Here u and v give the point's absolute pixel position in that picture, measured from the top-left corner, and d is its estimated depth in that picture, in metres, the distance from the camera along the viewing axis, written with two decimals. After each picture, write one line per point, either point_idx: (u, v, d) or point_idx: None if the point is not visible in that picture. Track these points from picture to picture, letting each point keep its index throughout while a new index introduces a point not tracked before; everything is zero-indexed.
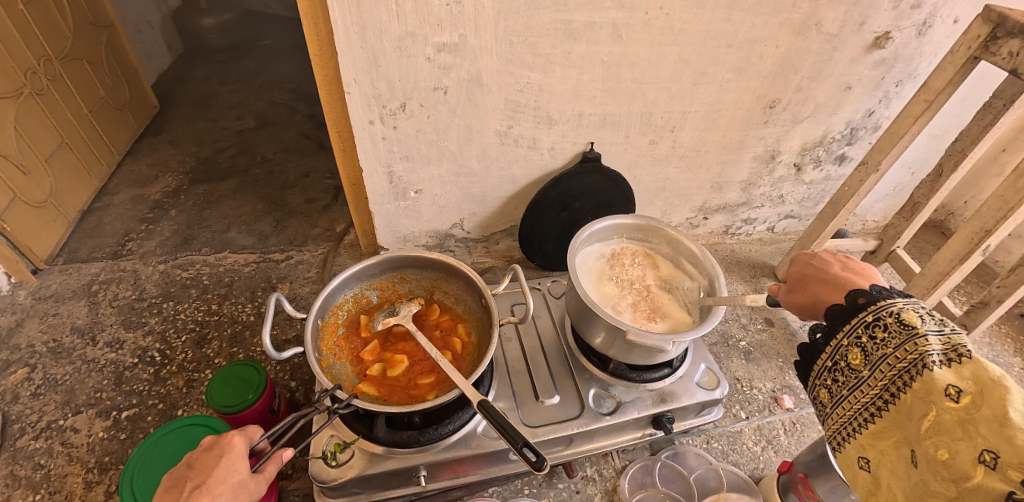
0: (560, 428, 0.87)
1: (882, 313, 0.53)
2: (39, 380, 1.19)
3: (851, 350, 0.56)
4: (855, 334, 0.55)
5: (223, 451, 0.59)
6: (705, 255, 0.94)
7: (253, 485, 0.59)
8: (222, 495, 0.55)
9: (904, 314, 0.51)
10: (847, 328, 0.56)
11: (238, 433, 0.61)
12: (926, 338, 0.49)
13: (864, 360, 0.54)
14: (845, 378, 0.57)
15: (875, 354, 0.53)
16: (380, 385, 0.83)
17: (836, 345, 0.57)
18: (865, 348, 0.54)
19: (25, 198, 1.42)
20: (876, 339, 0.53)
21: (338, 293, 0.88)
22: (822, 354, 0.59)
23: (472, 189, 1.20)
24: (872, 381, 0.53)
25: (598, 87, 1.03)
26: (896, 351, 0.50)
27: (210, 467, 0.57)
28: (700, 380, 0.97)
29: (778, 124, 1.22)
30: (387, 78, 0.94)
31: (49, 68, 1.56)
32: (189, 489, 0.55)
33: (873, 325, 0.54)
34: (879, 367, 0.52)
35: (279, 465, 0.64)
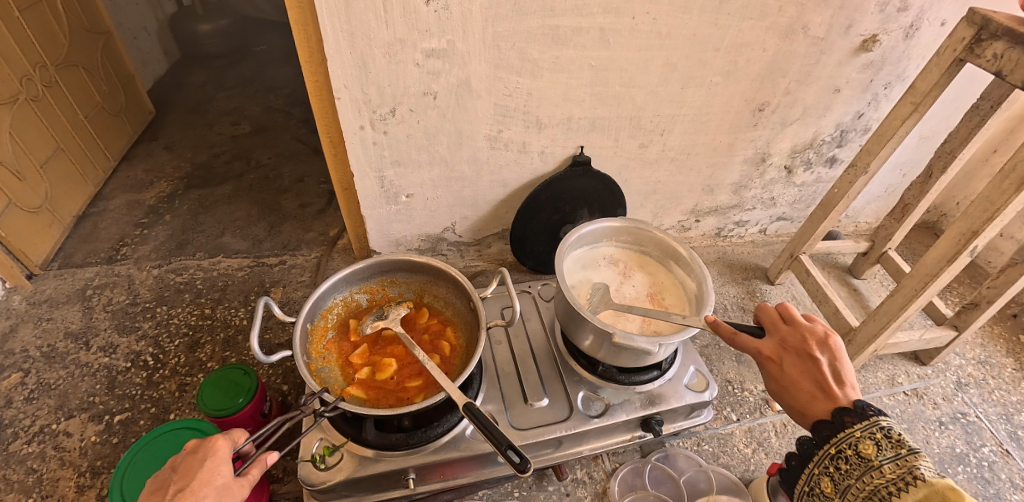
0: (549, 430, 0.88)
1: (844, 443, 0.58)
2: (33, 384, 1.20)
3: (821, 478, 0.60)
4: (824, 466, 0.60)
5: (207, 453, 0.60)
6: (693, 258, 0.94)
7: (236, 488, 0.59)
8: (205, 497, 0.55)
9: (862, 442, 0.56)
10: (818, 458, 0.61)
11: (223, 437, 0.62)
12: (886, 462, 0.53)
13: (835, 488, 0.58)
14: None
15: (844, 483, 0.57)
16: (368, 388, 0.83)
17: (809, 472, 0.62)
18: (835, 476, 0.58)
19: (21, 203, 1.43)
20: (841, 469, 0.57)
21: (328, 296, 0.88)
22: (799, 479, 0.63)
23: (464, 193, 1.21)
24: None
25: (586, 91, 1.04)
26: (858, 480, 0.55)
27: (194, 469, 0.58)
28: (689, 383, 0.97)
29: (767, 127, 1.23)
30: (377, 83, 0.95)
31: (45, 74, 1.57)
32: (172, 491, 0.55)
33: (836, 457, 0.58)
34: (849, 494, 0.56)
35: (264, 469, 0.64)
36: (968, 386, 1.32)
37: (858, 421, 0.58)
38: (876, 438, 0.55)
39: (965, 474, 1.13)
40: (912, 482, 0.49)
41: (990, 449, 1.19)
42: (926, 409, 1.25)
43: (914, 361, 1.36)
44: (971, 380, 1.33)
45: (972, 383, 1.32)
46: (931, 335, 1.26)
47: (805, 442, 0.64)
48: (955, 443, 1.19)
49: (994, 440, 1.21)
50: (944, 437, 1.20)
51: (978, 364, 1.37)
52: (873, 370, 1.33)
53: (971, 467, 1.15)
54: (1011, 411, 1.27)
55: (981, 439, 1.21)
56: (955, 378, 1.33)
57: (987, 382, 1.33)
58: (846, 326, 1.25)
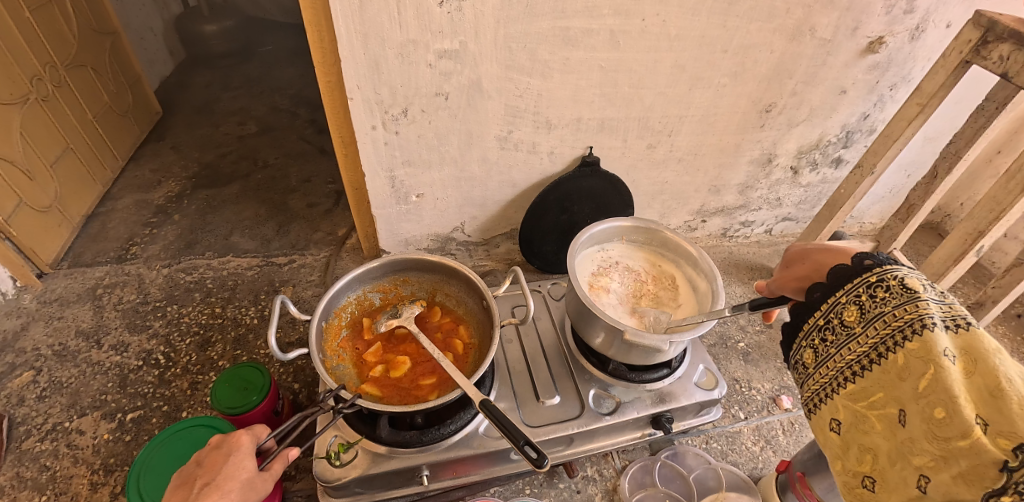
0: (561, 428, 0.88)
1: (886, 274, 0.51)
2: (44, 383, 1.21)
3: (847, 306, 0.54)
4: (852, 295, 0.53)
5: (231, 448, 0.61)
6: (703, 259, 0.95)
7: (260, 483, 0.60)
8: (231, 491, 0.56)
9: (908, 278, 0.50)
10: (846, 288, 0.54)
11: (245, 433, 0.63)
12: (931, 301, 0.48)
13: (858, 316, 0.53)
14: (836, 335, 0.55)
15: (872, 311, 0.51)
16: (382, 386, 0.84)
17: (832, 301, 0.56)
18: (863, 304, 0.52)
19: (31, 203, 1.44)
20: (875, 297, 0.51)
21: (342, 295, 0.89)
22: (816, 309, 0.57)
23: (473, 193, 1.22)
24: (865, 338, 0.52)
25: (596, 92, 1.05)
26: (895, 309, 0.49)
27: (220, 464, 0.59)
28: (698, 381, 0.98)
29: (774, 127, 1.24)
30: (389, 84, 0.96)
31: (54, 74, 1.58)
32: (199, 486, 0.56)
33: (875, 286, 0.51)
34: (875, 324, 0.51)
35: (285, 464, 0.65)
36: None
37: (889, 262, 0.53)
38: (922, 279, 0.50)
39: None
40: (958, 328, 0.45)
41: None
42: None
43: None
44: None
45: None
46: None
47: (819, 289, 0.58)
48: None
49: None
50: None
51: None
52: None
53: None
54: None
55: None
56: None
57: None
58: None
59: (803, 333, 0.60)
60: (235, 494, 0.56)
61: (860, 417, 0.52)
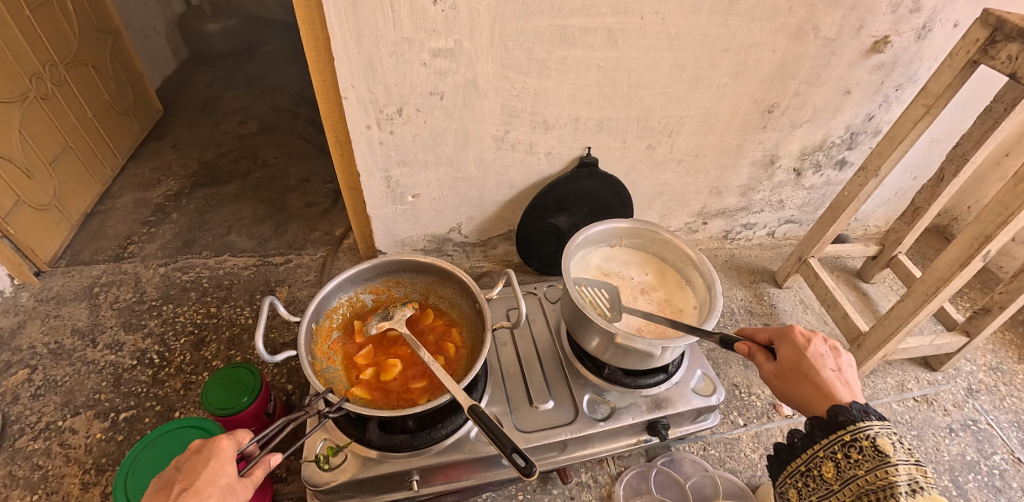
0: (554, 433, 0.87)
1: (863, 432, 0.57)
2: (39, 381, 1.21)
3: (827, 461, 0.60)
4: (833, 449, 0.60)
5: (211, 454, 0.59)
6: (702, 260, 0.92)
7: (240, 489, 0.59)
8: (210, 497, 0.55)
9: (880, 438, 0.56)
10: (827, 442, 0.60)
11: (227, 437, 0.61)
12: (901, 462, 0.54)
13: (837, 472, 0.59)
14: (818, 485, 0.61)
15: (850, 471, 0.57)
16: (372, 389, 0.83)
17: (812, 453, 0.62)
18: (841, 462, 0.58)
19: (29, 201, 1.44)
20: (851, 457, 0.57)
21: (333, 296, 0.88)
22: (799, 456, 0.64)
23: (470, 193, 1.20)
24: (842, 494, 0.57)
25: (594, 91, 1.03)
26: (869, 472, 0.55)
27: (199, 469, 0.57)
28: (696, 386, 0.96)
29: (777, 128, 1.21)
30: (384, 83, 0.95)
31: (54, 72, 1.58)
32: (177, 491, 0.55)
33: (850, 445, 0.58)
34: (851, 484, 0.57)
35: (268, 469, 0.64)
36: (978, 392, 1.30)
37: (873, 416, 0.58)
38: (891, 439, 0.56)
39: (976, 482, 1.12)
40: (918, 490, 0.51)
41: (1001, 457, 1.17)
42: (935, 415, 1.24)
43: (924, 367, 1.35)
44: (982, 387, 1.32)
45: (983, 390, 1.31)
46: (942, 340, 1.25)
47: (816, 426, 0.63)
48: (966, 450, 1.18)
49: (1005, 448, 1.19)
50: (954, 444, 1.18)
51: (989, 370, 1.36)
52: (882, 375, 1.31)
53: (982, 475, 1.13)
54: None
55: (992, 446, 1.19)
56: (966, 385, 1.31)
57: (998, 389, 1.31)
58: (855, 331, 1.23)
59: (797, 469, 0.65)
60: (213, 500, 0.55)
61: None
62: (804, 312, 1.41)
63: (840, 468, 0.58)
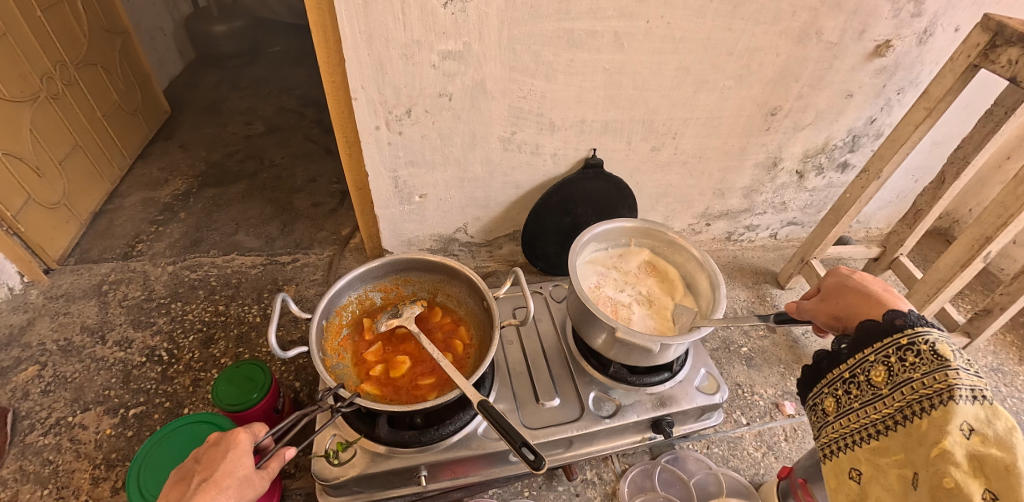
0: (560, 430, 0.88)
1: (919, 337, 0.53)
2: (49, 377, 1.23)
3: (876, 366, 0.56)
4: (883, 353, 0.56)
5: (229, 446, 0.61)
6: (706, 261, 0.93)
7: (257, 481, 0.60)
8: (229, 487, 0.56)
9: (940, 344, 0.52)
10: (876, 345, 0.57)
11: (243, 430, 0.62)
12: (963, 368, 0.50)
13: (887, 377, 0.55)
14: (864, 392, 0.57)
15: (901, 375, 0.53)
16: (381, 385, 0.84)
17: (862, 358, 0.58)
18: (892, 366, 0.54)
19: (39, 199, 1.46)
20: (905, 361, 0.53)
21: (342, 294, 0.89)
22: (845, 366, 0.60)
23: (476, 193, 1.22)
24: (889, 400, 0.54)
25: (600, 94, 1.05)
26: (925, 376, 0.51)
27: (218, 460, 0.59)
28: (700, 385, 0.97)
29: (779, 131, 1.23)
30: (394, 84, 0.96)
31: (64, 72, 1.60)
32: (197, 481, 0.56)
33: (902, 348, 0.54)
34: (901, 389, 0.53)
35: (282, 463, 0.65)
36: None
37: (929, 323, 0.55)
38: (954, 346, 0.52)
39: None
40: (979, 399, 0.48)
41: None
42: None
43: None
44: None
45: None
46: None
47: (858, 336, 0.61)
48: None
49: None
50: None
51: (990, 371, 1.37)
52: None
53: None
54: None
55: None
56: None
57: (999, 390, 1.32)
58: None
59: (834, 382, 0.62)
60: (232, 491, 0.56)
61: (878, 474, 0.54)
62: None
63: (892, 370, 0.54)
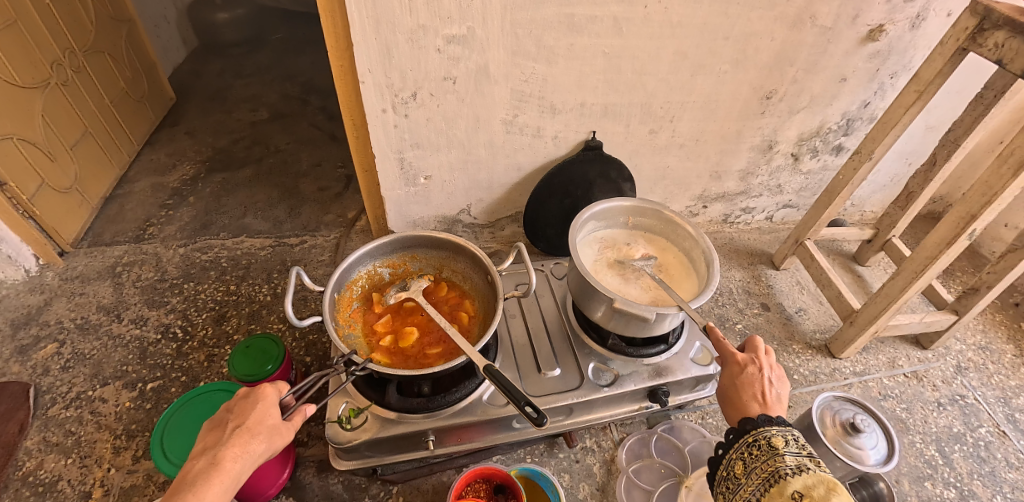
0: (561, 398, 0.92)
1: (760, 434, 0.64)
2: (68, 354, 1.28)
3: (736, 462, 0.66)
4: (739, 452, 0.66)
5: (258, 398, 0.65)
6: (701, 237, 0.97)
7: (284, 431, 0.64)
8: (260, 435, 0.61)
9: (774, 437, 0.63)
10: (736, 444, 0.67)
11: (271, 385, 0.67)
12: (790, 452, 0.60)
13: (744, 469, 0.64)
14: (732, 486, 0.65)
15: (751, 465, 0.63)
16: (391, 354, 0.88)
17: (728, 457, 0.67)
18: (746, 459, 0.64)
19: (52, 183, 1.49)
20: (752, 453, 0.63)
21: (352, 269, 0.93)
22: (719, 465, 0.69)
23: (480, 175, 1.25)
24: (749, 486, 0.62)
25: (599, 78, 1.08)
26: (764, 461, 0.61)
27: (249, 411, 0.63)
28: (695, 357, 1.01)
29: (775, 115, 1.26)
30: (400, 68, 1.00)
31: (74, 59, 1.62)
32: (231, 428, 0.61)
33: (752, 445, 0.64)
34: (753, 474, 0.62)
35: (305, 417, 0.68)
36: (967, 370, 1.36)
37: (776, 423, 0.65)
38: (787, 437, 0.63)
39: (962, 453, 1.18)
40: (805, 471, 0.58)
41: (987, 430, 1.23)
42: (925, 390, 1.29)
43: (915, 345, 1.40)
44: (971, 365, 1.37)
45: (972, 368, 1.36)
46: (932, 318, 1.30)
47: (730, 432, 0.69)
48: (953, 423, 1.23)
49: (991, 421, 1.25)
50: (941, 417, 1.24)
51: (979, 349, 1.41)
52: (874, 352, 1.37)
53: (968, 446, 1.19)
54: (1009, 394, 1.31)
55: (979, 420, 1.25)
56: (956, 363, 1.37)
57: (987, 367, 1.37)
58: (848, 308, 1.29)
59: (718, 481, 0.69)
60: (263, 438, 0.61)
61: None
62: (800, 292, 1.46)
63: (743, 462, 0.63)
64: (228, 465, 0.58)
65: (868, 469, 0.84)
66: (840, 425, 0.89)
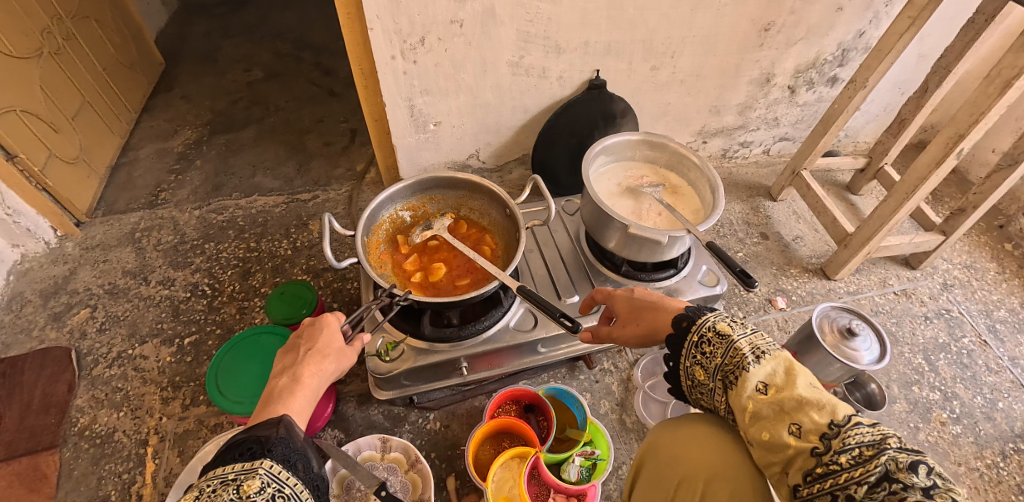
0: (582, 321, 1.00)
1: (704, 327, 0.61)
2: (103, 317, 1.33)
3: (693, 367, 0.61)
4: (690, 356, 0.61)
5: (322, 324, 0.71)
6: (708, 167, 1.02)
7: (348, 354, 0.72)
8: (331, 355, 0.68)
9: (718, 324, 0.60)
10: (684, 350, 0.62)
11: (331, 314, 0.73)
12: (741, 338, 0.57)
13: (705, 372, 0.59)
14: (702, 390, 0.60)
15: (712, 365, 0.58)
16: (423, 288, 0.95)
17: (683, 364, 0.62)
18: (703, 361, 0.60)
19: (60, 154, 1.50)
20: (705, 351, 0.59)
21: (377, 213, 0.98)
22: (677, 374, 0.63)
23: (488, 119, 1.28)
24: (719, 389, 0.57)
25: (603, 15, 1.10)
26: (727, 357, 0.57)
27: (317, 336, 0.70)
28: (702, 279, 1.08)
29: (772, 46, 1.29)
30: (408, 13, 1.01)
31: (62, 27, 1.59)
32: (305, 349, 0.67)
33: (700, 344, 0.60)
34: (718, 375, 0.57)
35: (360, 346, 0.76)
36: (953, 287, 1.45)
37: (707, 310, 0.63)
38: (726, 321, 0.60)
39: (946, 360, 1.28)
40: (761, 354, 0.55)
41: (970, 339, 1.33)
42: (914, 306, 1.39)
43: (905, 265, 1.49)
44: (956, 282, 1.46)
45: (958, 285, 1.46)
46: (921, 239, 1.38)
47: (670, 345, 0.64)
48: (939, 334, 1.33)
49: (974, 332, 1.35)
50: (928, 329, 1.34)
51: (964, 268, 1.50)
52: (867, 273, 1.45)
53: (952, 354, 1.29)
54: (990, 307, 1.41)
55: (962, 331, 1.35)
56: (942, 280, 1.46)
57: (971, 284, 1.46)
58: (842, 233, 1.36)
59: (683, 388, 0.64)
60: (334, 358, 0.68)
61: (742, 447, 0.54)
62: (797, 221, 1.53)
63: (703, 365, 0.59)
64: (307, 380, 0.64)
65: (861, 368, 0.90)
66: (837, 330, 0.94)
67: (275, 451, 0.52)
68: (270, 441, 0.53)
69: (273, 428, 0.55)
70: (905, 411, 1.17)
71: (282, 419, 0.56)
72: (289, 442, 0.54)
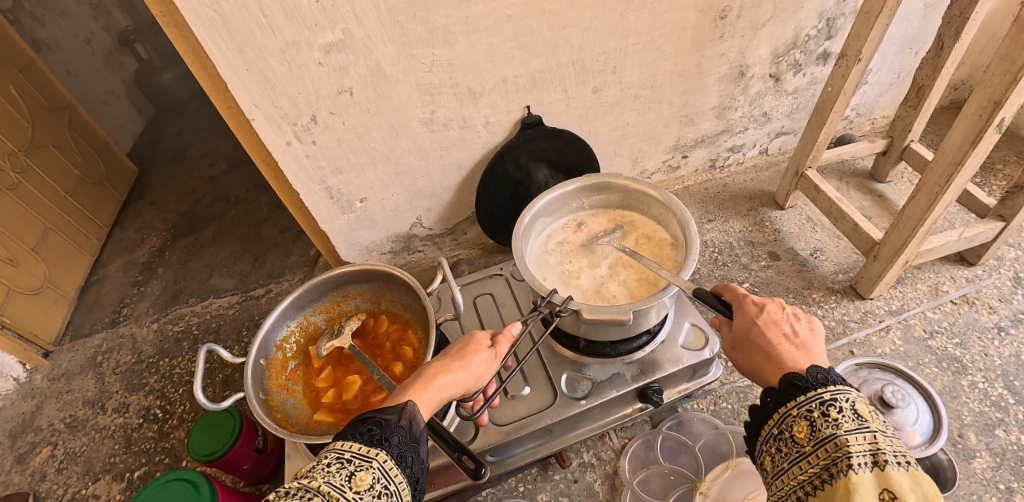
0: (534, 422, 0.81)
1: (784, 422, 0.51)
2: (61, 455, 1.24)
3: (764, 457, 0.54)
4: (769, 442, 0.53)
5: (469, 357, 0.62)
6: (670, 199, 0.83)
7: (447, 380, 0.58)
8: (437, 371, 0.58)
9: (800, 424, 0.50)
10: (766, 426, 0.54)
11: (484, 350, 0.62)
12: (819, 446, 0.47)
13: (774, 467, 0.53)
14: (784, 450, 0.51)
15: (782, 465, 0.51)
16: (335, 410, 0.79)
17: (757, 451, 0.56)
18: (774, 458, 0.52)
19: (20, 288, 1.48)
20: (782, 449, 0.51)
21: (278, 327, 0.84)
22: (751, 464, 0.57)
23: (418, 184, 1.14)
24: (813, 460, 0.47)
25: (513, 46, 0.93)
26: (797, 465, 0.49)
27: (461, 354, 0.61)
28: (685, 342, 0.89)
29: (736, 36, 1.08)
30: (287, 94, 0.88)
31: (16, 161, 1.58)
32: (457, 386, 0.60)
33: (779, 435, 0.52)
34: (798, 467, 0.49)
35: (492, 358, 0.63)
36: None
37: (819, 383, 0.51)
38: (813, 416, 0.49)
39: None
40: (834, 471, 0.45)
41: None
42: (979, 316, 1.10)
43: (959, 263, 1.20)
44: None
45: None
46: (973, 231, 1.09)
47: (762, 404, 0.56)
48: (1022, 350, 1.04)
49: None
50: (1004, 346, 1.05)
51: None
52: (911, 282, 1.17)
53: None
54: None
55: None
56: (1012, 274, 1.17)
57: None
58: (869, 241, 1.09)
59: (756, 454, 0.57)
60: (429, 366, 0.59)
61: None
62: (812, 231, 1.28)
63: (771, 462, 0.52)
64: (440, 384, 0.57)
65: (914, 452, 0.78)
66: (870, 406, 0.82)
67: (394, 440, 0.48)
68: (389, 428, 0.48)
69: (396, 414, 0.51)
70: (989, 469, 0.90)
71: (405, 407, 0.51)
72: (406, 431, 0.49)
